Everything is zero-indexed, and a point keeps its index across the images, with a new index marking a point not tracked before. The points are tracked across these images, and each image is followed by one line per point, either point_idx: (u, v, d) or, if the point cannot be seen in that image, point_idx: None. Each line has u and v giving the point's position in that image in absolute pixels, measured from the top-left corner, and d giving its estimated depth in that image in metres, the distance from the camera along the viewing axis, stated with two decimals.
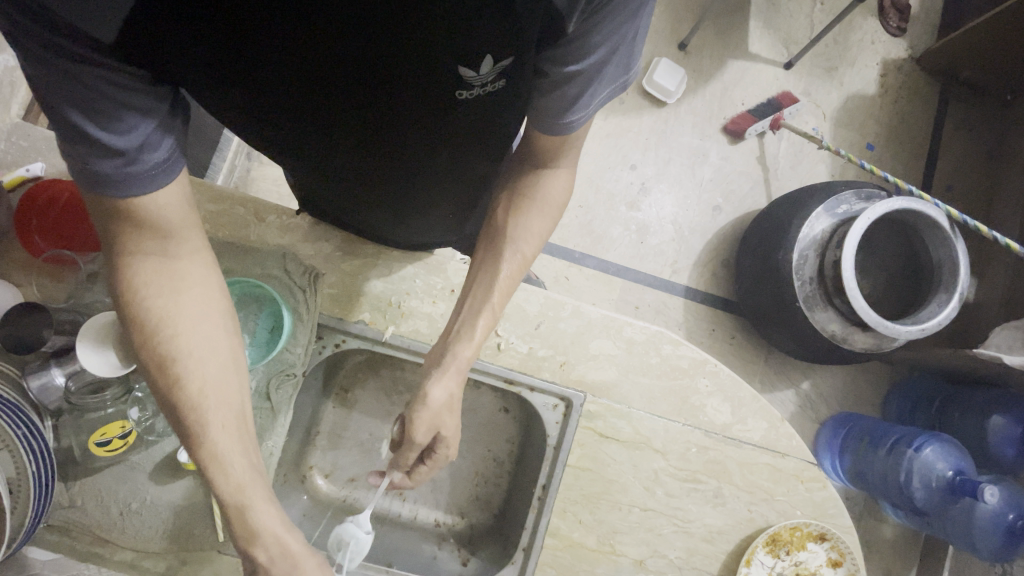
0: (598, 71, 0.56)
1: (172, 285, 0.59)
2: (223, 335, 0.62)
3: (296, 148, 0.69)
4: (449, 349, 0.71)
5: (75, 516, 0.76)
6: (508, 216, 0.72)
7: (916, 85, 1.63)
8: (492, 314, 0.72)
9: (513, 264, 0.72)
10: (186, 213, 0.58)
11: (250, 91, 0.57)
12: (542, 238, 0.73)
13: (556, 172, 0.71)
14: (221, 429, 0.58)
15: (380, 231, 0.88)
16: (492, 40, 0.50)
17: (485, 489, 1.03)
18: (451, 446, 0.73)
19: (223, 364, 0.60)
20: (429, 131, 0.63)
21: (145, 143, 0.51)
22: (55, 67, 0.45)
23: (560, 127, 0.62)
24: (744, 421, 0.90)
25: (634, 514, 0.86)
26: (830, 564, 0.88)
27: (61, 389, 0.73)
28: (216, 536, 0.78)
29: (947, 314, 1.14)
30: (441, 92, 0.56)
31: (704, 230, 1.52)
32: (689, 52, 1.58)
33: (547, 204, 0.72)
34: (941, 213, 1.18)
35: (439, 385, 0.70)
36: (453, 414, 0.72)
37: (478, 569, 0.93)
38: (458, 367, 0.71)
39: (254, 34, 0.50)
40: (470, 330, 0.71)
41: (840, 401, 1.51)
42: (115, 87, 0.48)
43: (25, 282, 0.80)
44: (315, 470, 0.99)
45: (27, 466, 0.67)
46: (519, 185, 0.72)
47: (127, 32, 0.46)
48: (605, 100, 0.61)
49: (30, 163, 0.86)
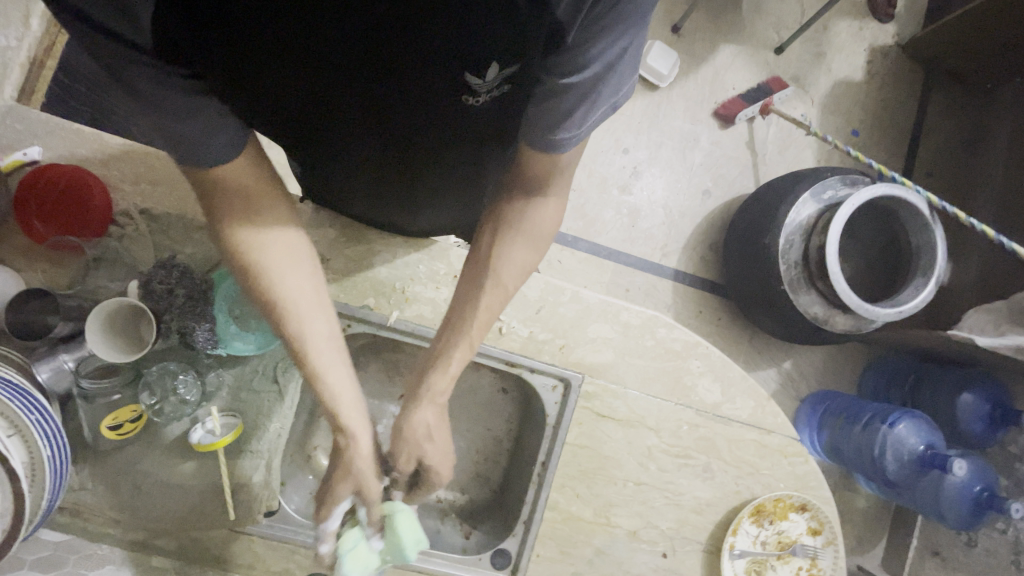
0: (594, 87, 0.53)
1: (264, 241, 0.63)
2: (309, 278, 0.66)
3: (304, 145, 0.72)
4: (425, 380, 0.75)
5: (84, 498, 0.77)
6: (493, 246, 0.73)
7: (901, 72, 1.66)
8: (470, 346, 0.74)
9: (494, 295, 0.73)
10: (257, 174, 0.61)
11: (259, 92, 0.58)
12: (525, 270, 0.74)
13: (546, 202, 0.71)
14: (327, 364, 0.67)
15: (386, 221, 0.88)
16: (500, 49, 0.53)
17: (484, 466, 1.07)
18: (443, 472, 0.79)
19: (315, 299, 0.66)
20: (434, 132, 0.66)
21: (207, 131, 0.53)
22: (106, 63, 0.46)
23: (551, 144, 0.60)
24: (732, 400, 0.95)
25: (629, 487, 0.91)
26: (810, 532, 0.93)
27: (73, 373, 0.75)
28: (228, 515, 0.80)
29: (923, 297, 1.19)
30: (447, 95, 0.59)
31: (693, 213, 1.55)
32: (682, 35, 1.58)
33: (533, 234, 0.72)
34: (921, 199, 1.23)
35: (416, 418, 0.76)
36: (434, 443, 0.77)
37: (480, 542, 0.96)
38: (434, 398, 0.76)
39: (268, 38, 0.51)
40: (446, 362, 0.74)
41: (819, 379, 1.57)
42: (164, 90, 0.48)
43: (29, 268, 0.80)
44: (318, 450, 1.03)
45: (41, 452, 0.67)
46: (503, 216, 0.72)
47: (160, 32, 0.45)
48: (597, 120, 0.59)
49: (26, 146, 0.84)
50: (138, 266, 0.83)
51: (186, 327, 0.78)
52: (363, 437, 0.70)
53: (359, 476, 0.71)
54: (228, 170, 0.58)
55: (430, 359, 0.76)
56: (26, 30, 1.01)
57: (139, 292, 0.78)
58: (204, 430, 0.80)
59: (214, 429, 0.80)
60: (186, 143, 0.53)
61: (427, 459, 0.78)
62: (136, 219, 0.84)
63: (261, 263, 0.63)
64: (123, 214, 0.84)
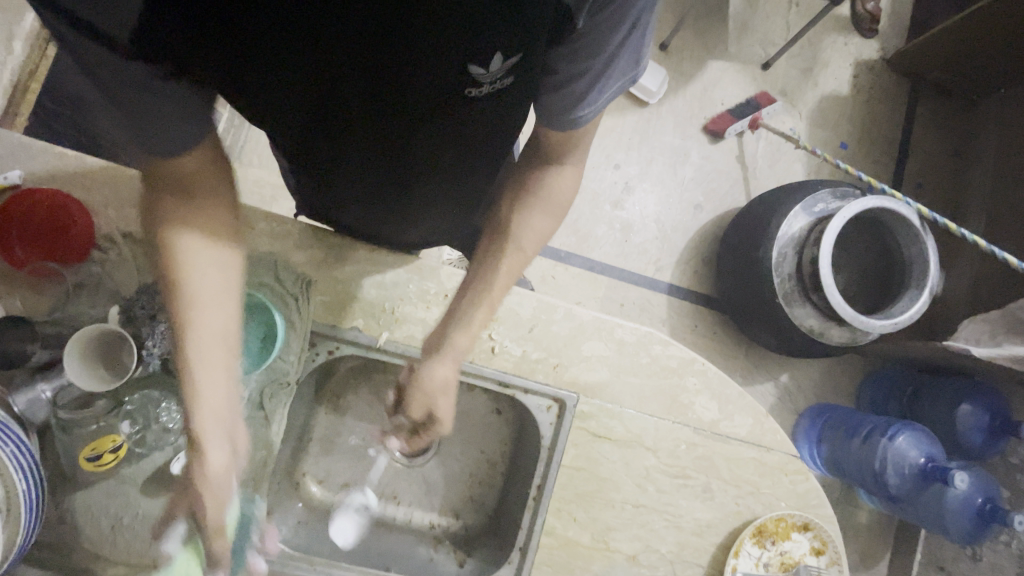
0: (606, 66, 0.57)
1: (184, 219, 0.64)
2: (221, 274, 0.67)
3: (303, 149, 0.70)
4: (447, 336, 0.73)
5: (64, 532, 0.74)
6: (511, 211, 0.73)
7: (886, 85, 1.68)
8: (491, 308, 0.74)
9: (514, 259, 0.73)
10: (199, 171, 0.63)
11: (265, 96, 0.59)
12: (545, 239, 0.74)
13: (563, 168, 0.71)
14: (205, 370, 0.66)
15: (389, 227, 0.90)
16: (503, 37, 0.52)
17: (478, 490, 1.03)
18: (446, 426, 0.77)
19: (222, 293, 0.67)
20: (436, 135, 0.65)
21: (178, 132, 0.56)
22: (76, 51, 0.49)
23: (569, 122, 0.62)
24: (730, 417, 0.93)
25: (627, 510, 0.88)
26: (813, 553, 0.91)
27: (50, 404, 0.73)
28: (213, 548, 0.77)
29: (917, 309, 1.19)
30: (448, 90, 0.57)
31: (685, 228, 1.55)
32: (670, 52, 1.60)
33: (551, 203, 0.72)
34: (912, 211, 1.23)
35: (435, 371, 0.73)
36: (449, 398, 0.75)
37: (475, 570, 0.93)
38: (456, 355, 0.73)
39: (255, 32, 0.51)
40: (469, 322, 0.73)
41: (817, 393, 1.55)
42: (141, 88, 0.52)
43: (7, 295, 0.78)
44: (307, 478, 0.98)
45: (17, 485, 0.64)
46: (524, 180, 0.73)
47: (142, 31, 0.48)
48: (616, 94, 0.61)
49: (7, 171, 0.82)
50: (120, 292, 0.80)
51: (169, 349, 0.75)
52: (214, 457, 0.68)
53: (196, 500, 0.69)
54: (191, 162, 0.61)
55: (451, 320, 0.74)
56: (10, 55, 1.01)
57: (120, 317, 0.76)
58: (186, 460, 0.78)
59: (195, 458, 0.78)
60: (157, 141, 0.56)
61: (439, 413, 0.76)
62: (119, 244, 0.82)
63: (173, 239, 0.64)
64: (106, 238, 0.82)
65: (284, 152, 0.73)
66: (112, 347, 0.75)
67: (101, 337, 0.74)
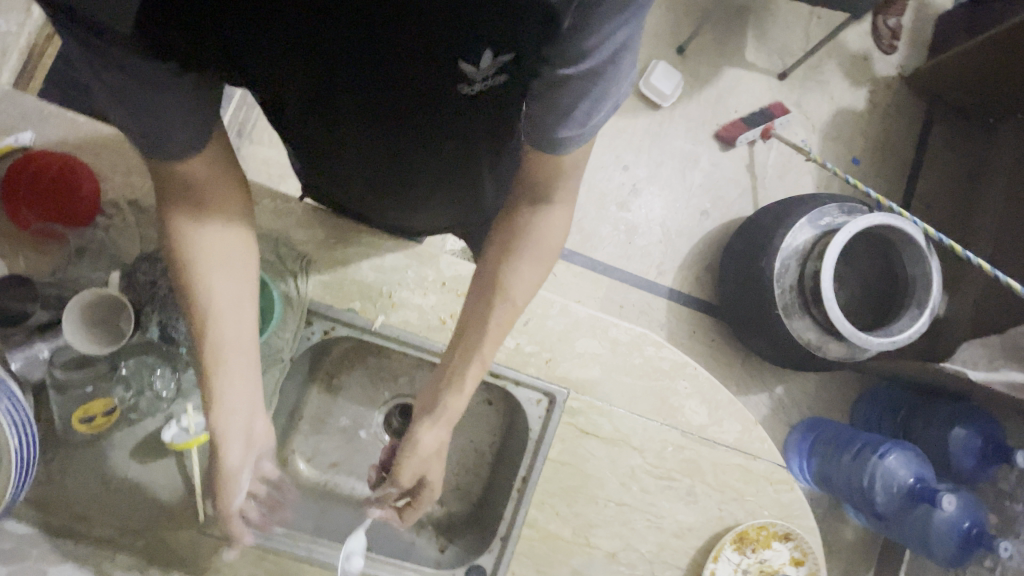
0: (593, 81, 0.55)
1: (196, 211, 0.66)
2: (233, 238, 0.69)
3: (301, 131, 0.71)
4: (440, 400, 0.76)
5: (53, 490, 0.75)
6: (498, 265, 0.74)
7: (903, 103, 1.67)
8: (483, 363, 0.75)
9: (505, 312, 0.74)
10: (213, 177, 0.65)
11: (265, 80, 0.60)
12: (534, 286, 0.75)
13: (551, 210, 0.72)
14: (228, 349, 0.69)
15: (387, 215, 0.90)
16: (495, 35, 0.52)
17: (465, 479, 1.04)
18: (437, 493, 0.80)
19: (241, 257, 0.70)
20: (429, 126, 0.65)
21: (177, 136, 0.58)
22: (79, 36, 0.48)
23: (551, 142, 0.61)
24: (719, 423, 0.93)
25: (610, 508, 0.89)
26: (792, 563, 0.91)
27: (47, 364, 0.75)
28: (199, 515, 0.79)
29: (916, 329, 1.19)
30: (441, 85, 0.58)
31: (690, 233, 1.55)
32: (687, 56, 1.60)
33: (539, 249, 0.73)
34: (918, 230, 1.23)
35: (429, 435, 0.75)
36: (440, 462, 0.78)
37: (455, 558, 0.94)
38: (446, 421, 0.76)
39: (241, 15, 0.50)
40: (461, 382, 0.75)
41: (811, 406, 1.55)
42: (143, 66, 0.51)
43: (10, 254, 0.79)
44: (296, 455, 0.99)
45: (9, 440, 0.65)
46: (511, 231, 0.73)
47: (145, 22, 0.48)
48: (600, 118, 0.60)
49: (19, 132, 0.83)
50: (123, 259, 0.81)
51: (166, 320, 0.77)
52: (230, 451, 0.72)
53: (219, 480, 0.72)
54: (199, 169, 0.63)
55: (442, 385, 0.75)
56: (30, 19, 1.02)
57: (120, 283, 0.77)
58: (178, 428, 0.77)
59: (188, 426, 0.77)
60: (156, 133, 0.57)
61: (430, 476, 0.79)
62: (124, 211, 0.83)
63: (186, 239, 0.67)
64: (110, 205, 0.83)
65: (283, 131, 0.74)
66: (112, 313, 0.76)
67: (104, 306, 0.75)
